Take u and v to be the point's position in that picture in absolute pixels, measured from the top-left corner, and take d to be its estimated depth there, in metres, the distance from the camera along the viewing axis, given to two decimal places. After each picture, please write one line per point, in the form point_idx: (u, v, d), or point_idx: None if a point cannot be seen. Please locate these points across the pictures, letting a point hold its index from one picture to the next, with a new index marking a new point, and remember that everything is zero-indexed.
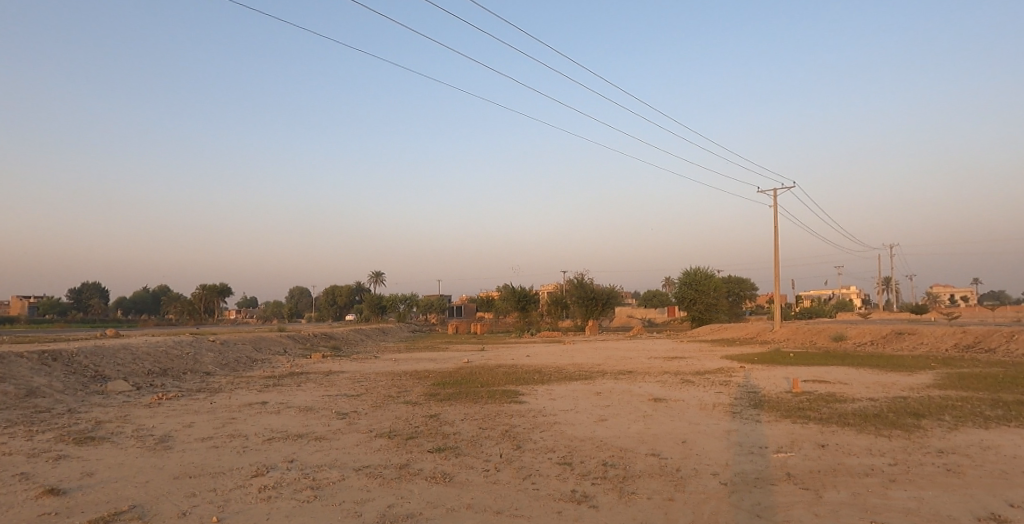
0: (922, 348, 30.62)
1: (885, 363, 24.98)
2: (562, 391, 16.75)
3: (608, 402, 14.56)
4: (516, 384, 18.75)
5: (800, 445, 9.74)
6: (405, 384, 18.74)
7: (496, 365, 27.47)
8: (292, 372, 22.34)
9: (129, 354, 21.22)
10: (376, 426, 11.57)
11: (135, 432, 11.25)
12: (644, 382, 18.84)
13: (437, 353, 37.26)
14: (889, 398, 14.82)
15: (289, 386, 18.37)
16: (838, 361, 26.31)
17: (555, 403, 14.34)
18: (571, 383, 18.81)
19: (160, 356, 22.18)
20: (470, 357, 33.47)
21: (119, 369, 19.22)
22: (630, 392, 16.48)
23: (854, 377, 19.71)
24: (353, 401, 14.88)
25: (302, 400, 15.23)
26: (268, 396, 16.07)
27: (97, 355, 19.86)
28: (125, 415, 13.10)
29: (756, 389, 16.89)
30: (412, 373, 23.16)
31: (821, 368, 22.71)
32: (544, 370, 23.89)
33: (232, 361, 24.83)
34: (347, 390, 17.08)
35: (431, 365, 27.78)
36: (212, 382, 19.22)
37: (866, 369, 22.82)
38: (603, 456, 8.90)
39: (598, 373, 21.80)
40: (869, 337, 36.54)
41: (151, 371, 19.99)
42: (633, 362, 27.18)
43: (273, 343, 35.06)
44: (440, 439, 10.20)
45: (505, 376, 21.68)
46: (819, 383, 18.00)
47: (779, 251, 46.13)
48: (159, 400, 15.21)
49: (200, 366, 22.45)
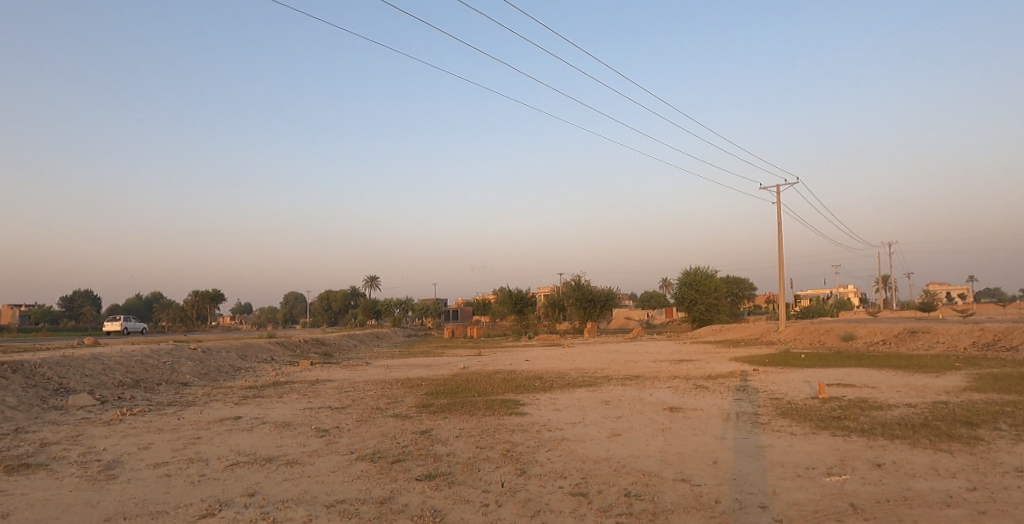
0: (938, 347, 29.34)
1: (905, 364, 23.62)
2: (567, 400, 15.35)
3: (619, 413, 13.15)
4: (515, 392, 17.32)
5: (853, 466, 8.34)
6: (396, 394, 17.29)
7: (493, 371, 26.04)
8: (276, 381, 20.85)
9: (98, 364, 19.67)
10: (359, 445, 10.12)
11: (80, 456, 9.72)
12: (654, 389, 17.40)
13: (431, 359, 35.80)
14: (928, 405, 13.44)
15: (269, 398, 16.88)
16: (855, 362, 24.94)
17: (561, 415, 12.93)
18: (575, 391, 17.39)
19: (133, 366, 20.63)
20: (466, 362, 32.07)
21: (85, 381, 17.68)
22: (641, 400, 15.06)
23: (879, 380, 18.29)
24: (335, 416, 13.40)
25: (280, 415, 13.74)
26: (245, 409, 14.58)
27: (61, 366, 18.28)
28: (77, 435, 11.58)
29: (779, 395, 15.46)
30: (404, 381, 21.70)
31: (839, 371, 21.35)
32: (545, 376, 22.50)
33: (212, 371, 23.27)
34: (331, 403, 15.60)
35: (425, 372, 26.29)
36: (187, 394, 17.71)
37: (888, 370, 21.47)
38: (625, 483, 7.50)
39: (603, 379, 20.41)
40: (879, 337, 35.22)
41: (122, 382, 18.45)
42: (638, 366, 25.70)
43: (260, 351, 33.47)
44: (431, 462, 8.75)
45: (504, 383, 20.22)
46: (845, 387, 16.62)
47: (782, 250, 44.96)
48: (122, 416, 13.68)
49: (176, 376, 20.89)
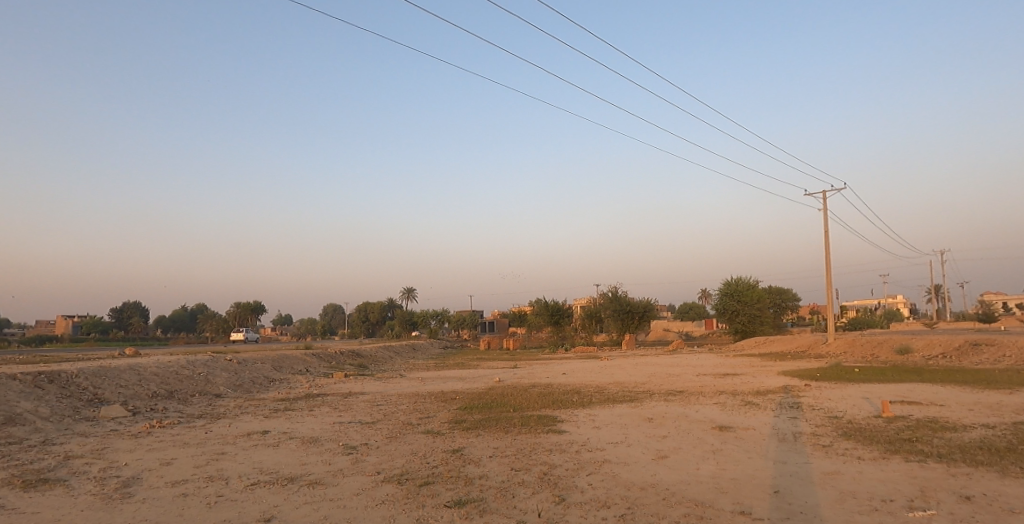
0: (1006, 361, 27.19)
1: (972, 379, 21.81)
2: (606, 417, 14.52)
3: (664, 431, 12.25)
4: (552, 408, 16.57)
5: (936, 498, 7.29)
6: (428, 408, 16.78)
7: (528, 384, 25.29)
8: (308, 394, 20.63)
9: (134, 375, 19.80)
10: (386, 465, 9.56)
11: (100, 472, 9.49)
12: (699, 405, 16.36)
13: (465, 371, 35.28)
14: (1010, 426, 12.05)
15: (299, 411, 16.58)
16: (916, 377, 23.18)
17: (600, 433, 12.12)
18: (615, 406, 16.53)
19: (168, 377, 20.75)
20: (500, 375, 31.41)
21: (120, 392, 17.77)
22: (686, 418, 14.09)
23: (947, 396, 16.75)
24: (364, 431, 12.91)
25: (308, 429, 13.34)
26: (273, 423, 14.26)
27: (97, 376, 18.47)
28: (103, 448, 11.42)
29: (837, 414, 14.25)
30: (436, 394, 21.19)
31: (900, 386, 19.79)
32: (582, 390, 21.65)
33: (246, 382, 23.26)
34: (361, 417, 15.18)
35: (459, 385, 25.75)
36: (219, 406, 17.60)
37: (955, 386, 19.79)
38: (677, 515, 6.71)
39: (644, 393, 19.43)
40: (938, 350, 32.97)
41: (156, 394, 18.52)
42: (680, 380, 24.56)
43: (295, 362, 33.58)
44: (461, 486, 8.11)
45: (540, 397, 19.47)
46: (910, 405, 15.25)
47: (829, 257, 42.93)
48: (151, 429, 13.55)
49: (210, 388, 20.91)
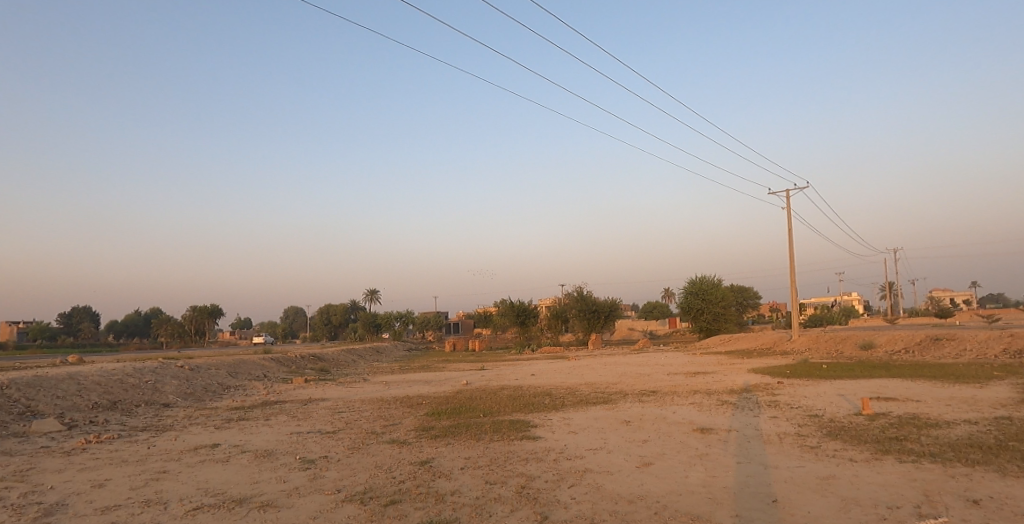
0: (966, 355, 27.80)
1: (937, 374, 22.09)
2: (582, 420, 13.89)
3: (645, 435, 11.66)
4: (524, 412, 15.86)
5: (944, 503, 6.85)
6: (394, 415, 15.84)
7: (498, 386, 24.51)
8: (264, 401, 19.38)
9: (72, 384, 18.19)
10: (348, 481, 8.64)
11: (19, 498, 8.29)
12: (675, 406, 15.90)
13: (432, 374, 34.21)
14: (991, 421, 11.91)
15: (254, 420, 15.41)
16: (884, 372, 23.36)
17: (579, 439, 11.45)
18: (590, 409, 15.96)
19: (112, 386, 19.17)
20: (468, 377, 30.50)
21: (56, 403, 16.22)
22: (665, 420, 13.55)
23: (920, 392, 16.73)
24: (325, 442, 11.92)
25: (263, 441, 12.27)
26: (225, 435, 13.10)
27: (30, 387, 16.82)
28: (27, 469, 10.12)
29: (817, 412, 14.00)
30: (402, 399, 20.22)
31: (872, 382, 19.79)
32: (554, 392, 21.00)
33: (198, 390, 21.80)
34: (322, 426, 14.14)
35: (426, 388, 24.75)
36: (166, 417, 16.24)
37: (924, 381, 19.89)
38: None
39: (618, 395, 18.92)
40: (900, 346, 33.62)
41: (97, 404, 17.00)
42: (652, 379, 24.21)
43: (252, 367, 31.91)
44: (431, 505, 7.28)
45: (511, 400, 18.72)
46: (887, 401, 15.10)
47: (793, 255, 43.54)
48: (86, 444, 12.22)
49: (158, 397, 19.43)
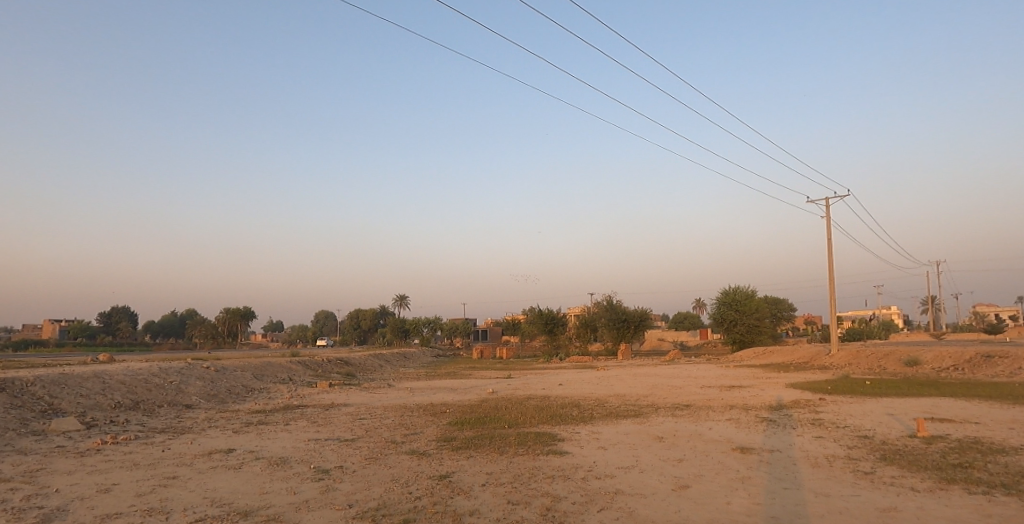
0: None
1: (994, 393, 20.56)
2: (612, 435, 13.14)
3: (680, 454, 10.85)
4: (550, 424, 15.17)
5: None
6: (415, 423, 15.32)
7: (524, 396, 23.84)
8: (286, 406, 19.11)
9: (98, 383, 18.25)
10: (361, 495, 8.11)
11: (23, 501, 8.01)
12: (711, 422, 14.99)
13: (458, 381, 33.68)
14: None
15: (273, 425, 15.10)
16: (935, 390, 21.88)
17: (608, 456, 10.70)
18: (619, 422, 15.18)
19: (136, 386, 19.18)
20: (493, 385, 29.90)
21: (79, 402, 16.21)
22: (701, 437, 12.69)
23: (979, 413, 15.47)
24: (341, 451, 11.47)
25: (279, 448, 11.89)
26: (241, 440, 12.77)
27: (55, 385, 16.87)
28: (38, 469, 9.90)
29: (866, 432, 12.93)
30: (426, 407, 19.74)
31: (923, 401, 18.47)
32: (582, 403, 20.28)
33: (222, 392, 21.71)
34: (341, 433, 13.72)
35: (450, 396, 24.26)
36: (186, 419, 16.07)
37: (981, 401, 18.47)
38: None
39: (649, 408, 18.07)
40: (948, 363, 31.70)
41: (119, 404, 16.97)
42: (684, 393, 23.23)
43: (279, 370, 31.93)
44: None
45: (537, 411, 18.05)
46: (944, 422, 13.93)
47: (832, 265, 41.82)
48: (101, 445, 12.02)
49: (181, 398, 19.38)
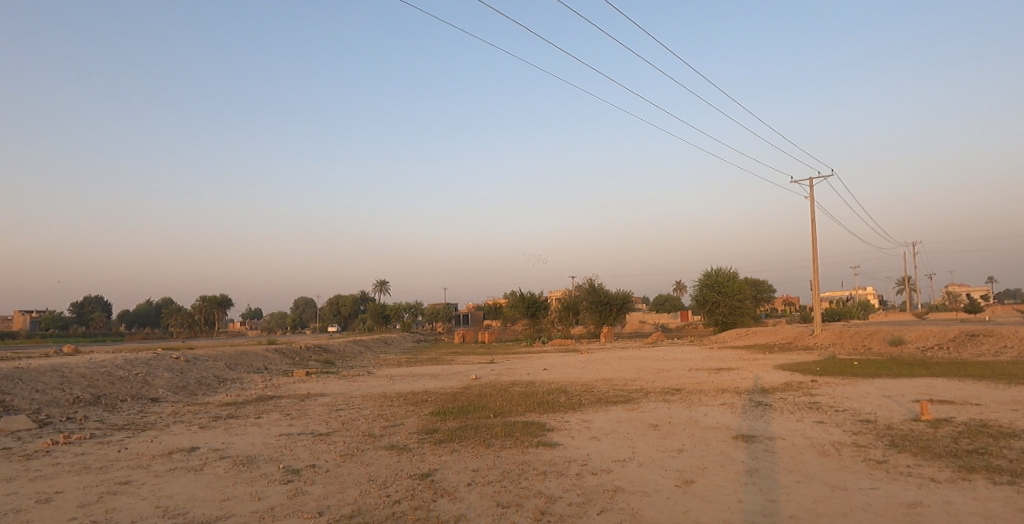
0: (1009, 352, 25.94)
1: (983, 372, 20.37)
2: (604, 424, 12.43)
3: (678, 444, 10.16)
4: (538, 412, 14.43)
5: None
6: (395, 414, 14.46)
7: (509, 382, 23.10)
8: (259, 397, 18.10)
9: (55, 377, 17.03)
10: (334, 501, 7.24)
11: None
12: (706, 407, 14.38)
13: (440, 367, 32.81)
14: None
15: (242, 419, 14.11)
16: (925, 371, 21.60)
17: (603, 448, 9.99)
18: (610, 409, 14.50)
19: (98, 379, 18.00)
20: (476, 371, 29.13)
21: (32, 398, 15.03)
22: (698, 425, 12.04)
23: (976, 394, 15.12)
24: (315, 447, 10.59)
25: (247, 445, 10.96)
26: (207, 437, 11.82)
27: (7, 379, 15.67)
28: None
29: (867, 416, 12.42)
30: (407, 396, 18.85)
31: (916, 382, 18.13)
32: (569, 389, 19.62)
33: (192, 384, 20.62)
34: (316, 426, 12.81)
35: (432, 383, 23.39)
36: (149, 414, 15.00)
37: (974, 381, 18.16)
38: None
39: (639, 393, 17.44)
40: (932, 342, 31.72)
41: (78, 399, 15.82)
42: (673, 376, 22.73)
43: (254, 359, 30.70)
44: None
45: (523, 398, 17.28)
46: (943, 405, 13.49)
47: (816, 246, 41.63)
48: (50, 446, 10.96)
49: (147, 391, 18.26)
